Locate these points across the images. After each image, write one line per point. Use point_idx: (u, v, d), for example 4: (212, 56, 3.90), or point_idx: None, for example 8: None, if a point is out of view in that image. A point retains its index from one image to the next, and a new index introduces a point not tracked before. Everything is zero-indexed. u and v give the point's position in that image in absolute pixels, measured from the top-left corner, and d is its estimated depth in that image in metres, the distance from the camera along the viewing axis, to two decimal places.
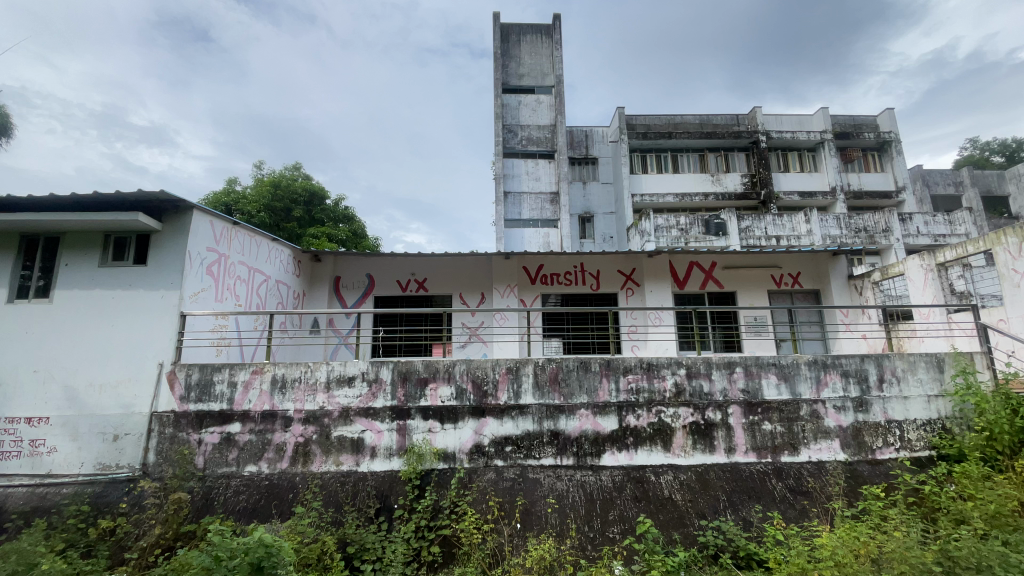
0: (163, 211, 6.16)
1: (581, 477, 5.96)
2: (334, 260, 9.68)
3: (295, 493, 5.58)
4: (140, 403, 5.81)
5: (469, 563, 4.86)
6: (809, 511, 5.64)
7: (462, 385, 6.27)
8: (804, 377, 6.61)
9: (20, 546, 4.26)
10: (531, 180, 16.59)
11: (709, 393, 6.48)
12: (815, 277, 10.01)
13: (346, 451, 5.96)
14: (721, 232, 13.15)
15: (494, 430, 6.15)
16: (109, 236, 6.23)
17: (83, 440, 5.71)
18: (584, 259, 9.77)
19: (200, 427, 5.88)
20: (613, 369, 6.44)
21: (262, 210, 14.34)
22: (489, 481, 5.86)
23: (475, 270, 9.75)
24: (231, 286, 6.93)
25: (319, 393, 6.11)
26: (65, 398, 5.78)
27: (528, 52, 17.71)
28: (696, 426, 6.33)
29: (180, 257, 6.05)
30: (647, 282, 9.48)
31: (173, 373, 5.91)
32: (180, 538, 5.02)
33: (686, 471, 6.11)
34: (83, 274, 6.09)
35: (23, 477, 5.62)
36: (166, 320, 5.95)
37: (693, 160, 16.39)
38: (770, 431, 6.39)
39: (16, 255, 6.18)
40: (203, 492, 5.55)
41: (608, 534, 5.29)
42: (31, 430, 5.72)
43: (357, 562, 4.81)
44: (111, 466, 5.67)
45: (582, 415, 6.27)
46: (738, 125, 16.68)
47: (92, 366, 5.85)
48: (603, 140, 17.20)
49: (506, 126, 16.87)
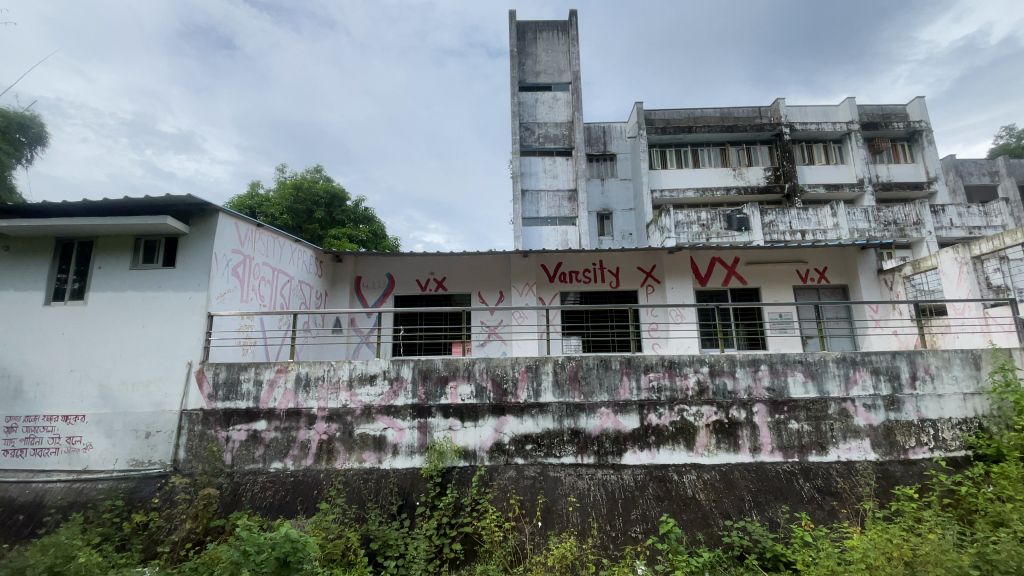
0: (190, 214, 6.32)
1: (603, 476, 5.91)
2: (355, 260, 9.81)
3: (319, 489, 5.67)
4: (170, 401, 5.98)
5: (491, 561, 4.89)
6: (838, 512, 5.50)
7: (482, 383, 6.27)
8: (832, 374, 6.43)
9: (58, 539, 4.43)
10: (549, 178, 16.53)
11: (733, 391, 6.36)
12: (842, 272, 9.76)
13: (369, 449, 6.03)
14: (744, 228, 12.87)
15: (514, 428, 6.15)
16: (140, 239, 6.42)
17: (117, 437, 5.90)
18: (603, 256, 9.68)
19: (228, 424, 6.02)
20: (634, 367, 6.36)
21: (285, 213, 14.66)
22: (510, 479, 5.85)
23: (494, 269, 9.78)
24: (256, 287, 7.08)
25: (342, 391, 6.19)
26: (100, 397, 5.99)
27: (544, 49, 17.60)
28: (720, 425, 6.22)
29: (207, 258, 6.21)
30: (668, 278, 9.35)
31: (201, 371, 6.06)
32: (209, 532, 5.15)
33: (709, 471, 6.01)
34: (115, 277, 6.30)
35: (61, 472, 5.84)
36: (194, 320, 6.11)
37: (714, 154, 16.11)
38: (797, 430, 6.24)
39: (52, 259, 6.42)
40: (231, 488, 5.70)
41: (630, 533, 5.25)
42: (67, 427, 5.94)
43: (381, 558, 4.88)
44: (144, 462, 5.85)
45: (603, 414, 6.22)
46: (760, 117, 16.34)
47: (125, 365, 6.05)
48: (621, 137, 17.04)
49: (523, 124, 16.86)
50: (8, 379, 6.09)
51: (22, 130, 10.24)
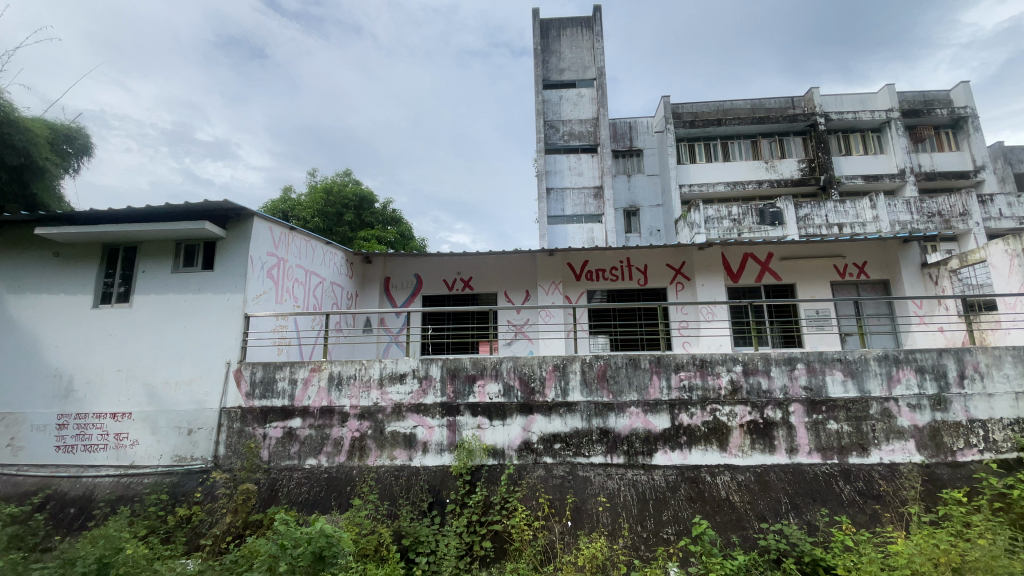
0: (227, 219, 6.54)
1: (633, 476, 5.84)
2: (384, 261, 9.97)
3: (352, 486, 5.79)
4: (210, 399, 6.20)
5: (521, 559, 4.89)
6: (881, 516, 5.28)
7: (510, 382, 6.28)
8: (873, 373, 6.18)
9: (108, 531, 4.68)
10: (574, 175, 16.41)
11: (768, 390, 6.18)
12: (883, 266, 9.37)
13: (400, 446, 6.13)
14: (778, 222, 12.49)
15: (542, 427, 6.13)
16: (180, 244, 6.67)
17: (161, 433, 6.16)
18: (630, 254, 9.55)
19: (265, 421, 6.20)
20: (664, 366, 6.26)
21: (316, 216, 15.01)
22: (539, 478, 5.84)
23: (520, 268, 9.78)
24: (290, 288, 7.28)
25: (373, 390, 6.30)
26: (145, 395, 6.27)
27: (568, 45, 17.48)
28: (754, 425, 6.06)
29: (243, 261, 6.41)
30: (698, 275, 9.14)
31: (239, 370, 6.26)
32: (248, 526, 5.33)
33: (744, 472, 5.86)
34: (158, 280, 6.58)
35: (110, 467, 6.14)
36: (232, 321, 6.32)
37: (745, 147, 15.68)
38: (836, 430, 6.02)
39: (100, 264, 6.74)
40: (269, 484, 5.87)
41: (662, 534, 5.18)
42: (115, 424, 6.23)
43: (412, 554, 4.95)
44: (186, 458, 6.09)
45: (632, 413, 6.14)
46: (793, 108, 15.87)
47: (169, 365, 6.32)
48: (647, 132, 16.77)
49: (547, 122, 16.81)
50: (60, 378, 6.43)
51: (69, 141, 10.80)
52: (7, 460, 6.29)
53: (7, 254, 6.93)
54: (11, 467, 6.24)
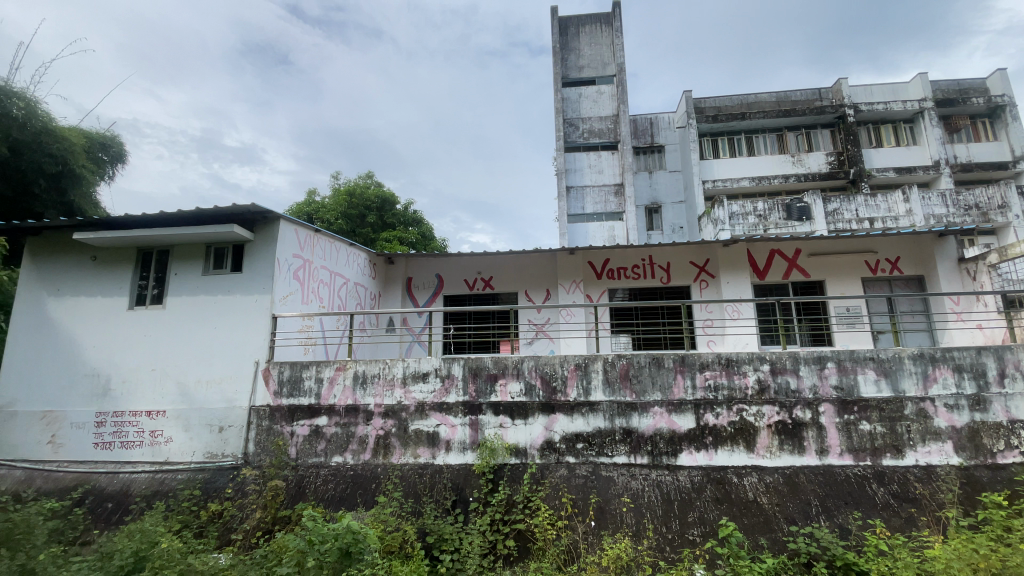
0: (255, 222, 6.71)
1: (657, 476, 5.77)
2: (406, 262, 10.08)
3: (377, 483, 5.87)
4: (240, 398, 6.36)
5: (544, 558, 4.89)
6: (917, 520, 5.10)
7: (532, 381, 6.27)
8: (908, 372, 5.97)
9: (144, 526, 4.87)
10: (595, 173, 16.29)
11: (797, 390, 6.03)
12: (917, 261, 9.06)
13: (423, 445, 6.19)
14: (806, 217, 12.20)
15: (564, 427, 6.11)
16: (210, 247, 6.87)
17: (193, 431, 6.34)
18: (653, 251, 9.44)
19: (293, 419, 6.33)
20: (689, 366, 6.16)
21: (339, 218, 15.28)
22: (561, 477, 5.83)
23: (541, 267, 9.76)
24: (315, 289, 7.42)
25: (396, 388, 6.37)
26: (178, 394, 6.47)
27: (587, 42, 17.37)
28: (783, 425, 5.92)
29: (271, 263, 6.57)
30: (723, 273, 8.98)
31: (268, 370, 6.41)
32: (277, 522, 5.45)
33: (772, 474, 5.73)
34: (189, 283, 6.79)
35: (145, 463, 6.35)
36: (261, 321, 6.47)
37: (770, 141, 15.33)
38: (869, 431, 5.84)
39: (134, 267, 6.99)
40: (296, 480, 5.99)
41: (687, 536, 5.10)
42: (150, 422, 6.44)
43: (437, 552, 4.99)
44: (217, 455, 6.26)
45: (656, 413, 6.07)
46: (820, 100, 15.46)
47: (201, 364, 6.51)
48: (669, 128, 16.55)
49: (567, 120, 16.74)
50: (98, 378, 6.68)
51: (104, 149, 11.22)
52: (48, 456, 6.56)
53: (48, 258, 7.22)
54: (53, 463, 6.50)
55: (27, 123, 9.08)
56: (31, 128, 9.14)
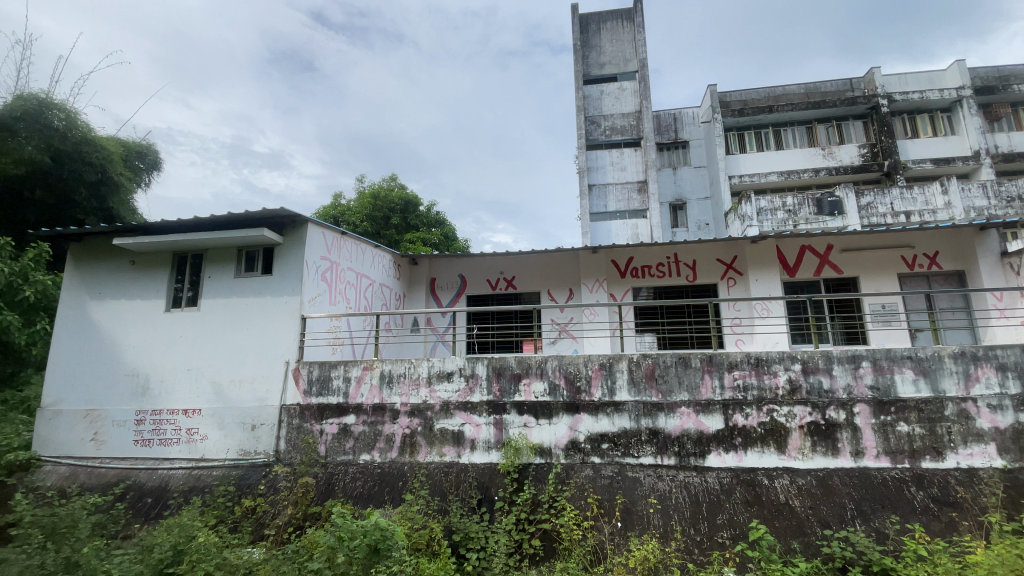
0: (284, 226, 6.88)
1: (685, 478, 5.68)
2: (429, 263, 10.19)
3: (404, 481, 5.95)
4: (271, 396, 6.52)
5: (571, 559, 4.88)
6: (958, 524, 4.90)
7: (556, 381, 6.25)
8: (948, 372, 5.74)
9: (182, 520, 5.06)
10: (617, 170, 16.14)
11: (831, 390, 5.85)
12: (957, 256, 8.66)
13: (449, 443, 6.24)
14: (837, 211, 11.78)
15: (589, 427, 6.07)
16: (241, 250, 7.07)
17: (227, 429, 6.53)
18: (678, 249, 9.30)
19: (322, 418, 6.46)
20: (716, 365, 6.05)
21: (364, 220, 15.54)
22: (587, 477, 5.79)
23: (564, 266, 9.73)
24: (342, 290, 7.56)
25: (422, 387, 6.44)
26: (213, 393, 6.68)
27: (608, 39, 17.23)
28: (815, 426, 5.76)
29: (299, 265, 6.72)
30: (751, 270, 8.79)
31: (298, 369, 6.55)
32: (308, 518, 5.58)
33: (805, 476, 5.58)
34: (222, 285, 7.00)
35: (183, 460, 6.58)
36: (290, 322, 6.63)
37: (799, 134, 14.91)
38: (907, 433, 5.63)
39: (170, 271, 7.24)
40: (326, 477, 6.10)
41: (717, 538, 5.01)
42: (186, 420, 6.67)
43: (463, 550, 5.02)
44: (250, 452, 6.42)
45: (683, 413, 5.98)
46: (851, 91, 14.99)
47: (234, 364, 6.70)
48: (693, 123, 16.27)
49: (588, 118, 16.65)
50: (138, 378, 6.95)
51: (140, 157, 11.67)
52: (92, 453, 6.85)
53: (90, 263, 7.55)
54: (96, 459, 6.79)
55: (68, 133, 9.55)
56: (72, 139, 9.57)
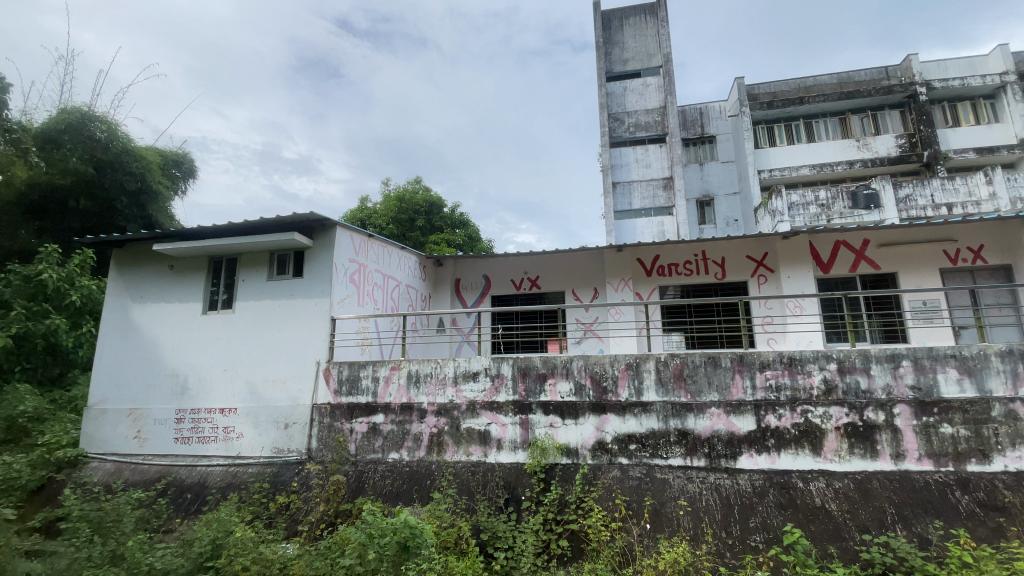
0: (313, 229, 7.04)
1: (716, 480, 5.57)
2: (454, 264, 10.28)
3: (432, 479, 6.01)
4: (303, 396, 6.69)
5: (599, 560, 4.86)
6: (1007, 531, 4.69)
7: (581, 381, 6.22)
8: (995, 371, 5.48)
9: (220, 515, 5.23)
10: (642, 167, 15.95)
11: (868, 390, 5.65)
12: (1004, 249, 8.26)
13: (475, 443, 6.27)
14: (874, 206, 11.42)
15: (616, 427, 6.01)
16: (273, 254, 7.26)
17: (262, 427, 6.73)
18: (705, 246, 9.14)
19: (352, 417, 6.59)
20: (748, 365, 5.91)
21: (390, 223, 15.77)
22: (615, 478, 5.74)
23: (589, 265, 9.66)
24: (370, 291, 7.69)
25: (448, 387, 6.50)
26: (248, 392, 6.89)
27: (631, 34, 17.04)
28: (853, 428, 5.57)
29: (328, 268, 6.87)
30: (783, 266, 8.56)
31: (328, 369, 6.70)
32: (339, 514, 5.71)
33: (842, 479, 5.40)
34: (256, 288, 7.21)
35: (220, 457, 6.80)
36: (321, 323, 6.79)
37: (832, 125, 14.45)
38: (951, 435, 5.39)
39: (206, 275, 7.50)
40: (356, 475, 6.22)
41: (749, 542, 4.91)
42: (223, 418, 6.90)
43: (491, 549, 5.05)
44: (283, 450, 6.59)
45: (713, 414, 5.86)
46: (887, 79, 14.44)
47: (267, 365, 6.90)
48: (719, 117, 15.94)
49: (612, 115, 16.51)
50: (177, 378, 7.22)
51: (177, 166, 12.13)
52: (135, 450, 7.16)
53: (132, 268, 7.89)
54: (139, 456, 7.09)
55: (110, 144, 10.00)
56: (113, 149, 10.02)
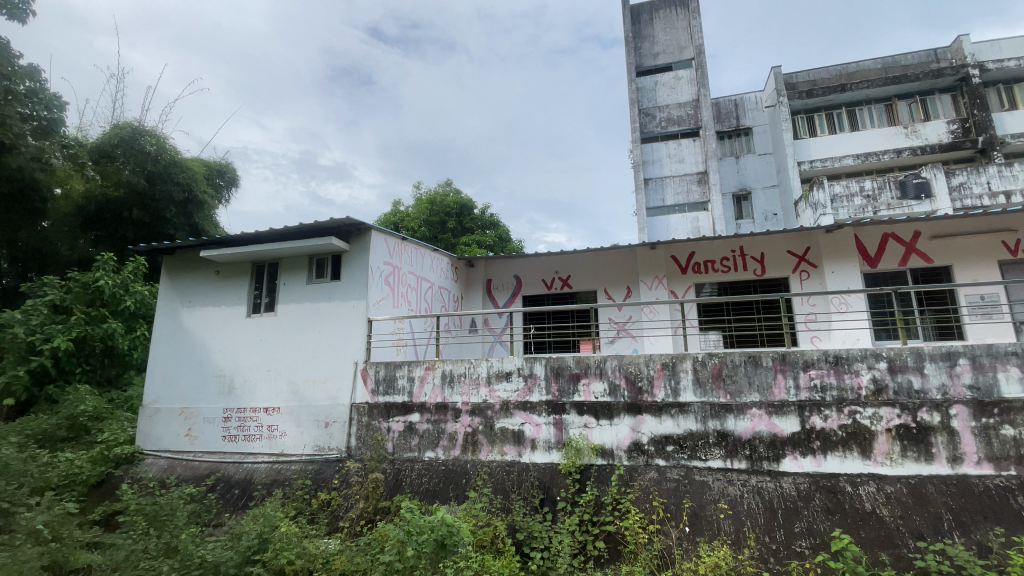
0: (350, 233, 7.23)
1: (758, 483, 5.40)
2: (485, 264, 10.37)
3: (467, 479, 6.07)
4: (342, 395, 6.88)
5: (637, 563, 4.80)
6: None
7: (616, 381, 6.15)
8: None
9: (266, 510, 5.44)
10: (674, 163, 15.64)
11: (922, 390, 5.37)
12: None
13: (510, 443, 6.29)
14: (924, 194, 10.82)
15: (652, 428, 5.92)
16: (312, 258, 7.50)
17: (304, 426, 6.95)
18: (743, 242, 8.89)
19: (388, 416, 6.72)
20: (791, 364, 5.71)
21: (422, 225, 16.03)
22: (652, 480, 5.65)
23: (622, 263, 9.55)
24: (404, 293, 7.84)
25: (482, 387, 6.55)
26: (290, 392, 7.13)
27: (661, 27, 16.74)
28: (905, 430, 5.30)
29: (364, 271, 7.04)
30: (827, 261, 8.22)
31: (365, 369, 6.87)
32: (378, 512, 5.84)
33: (893, 483, 5.14)
34: (296, 291, 7.46)
35: (265, 455, 7.06)
36: (358, 325, 6.96)
37: (877, 112, 13.79)
38: (1014, 437, 5.06)
39: (250, 279, 7.80)
40: (394, 473, 6.34)
41: (794, 548, 4.75)
42: (268, 417, 7.16)
43: (527, 549, 5.06)
44: (324, 448, 6.79)
45: (754, 415, 5.69)
46: (936, 62, 13.69)
47: (308, 365, 7.13)
48: (755, 109, 15.47)
49: (643, 111, 16.28)
50: (225, 378, 7.54)
51: (221, 175, 12.69)
52: (186, 447, 7.51)
53: (181, 274, 8.29)
54: (191, 453, 7.43)
55: (159, 156, 10.56)
56: (162, 161, 10.57)
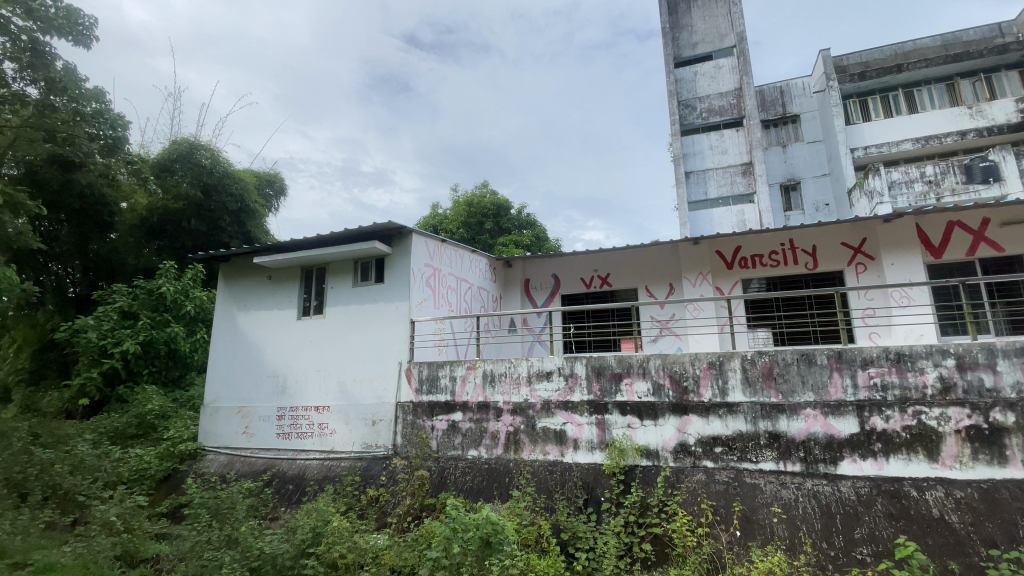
0: (392, 237, 7.43)
1: (814, 487, 5.16)
2: (523, 264, 10.40)
3: (510, 478, 6.12)
4: (388, 394, 7.07)
5: (686, 566, 4.71)
6: None
7: (659, 381, 6.03)
8: None
9: (318, 506, 5.67)
10: (716, 155, 15.16)
11: (995, 388, 4.99)
12: None
13: (552, 442, 6.29)
14: (993, 178, 9.98)
15: (699, 429, 5.77)
16: (356, 262, 7.74)
17: (352, 424, 7.19)
18: (792, 235, 8.52)
19: (432, 415, 6.85)
20: (847, 362, 5.44)
21: (460, 227, 16.25)
22: (699, 482, 5.51)
23: (663, 260, 9.35)
24: (445, 294, 7.97)
25: (523, 386, 6.57)
26: (339, 392, 7.39)
27: (700, 16, 16.28)
28: (976, 431, 4.95)
29: (407, 273, 7.22)
30: (885, 253, 7.76)
31: (409, 369, 7.03)
32: (425, 508, 5.98)
33: (964, 488, 4.81)
34: (342, 294, 7.72)
35: (316, 451, 7.35)
36: (401, 326, 7.14)
37: (937, 93, 12.90)
38: None
39: (300, 283, 8.14)
40: (438, 471, 6.46)
41: (855, 555, 4.52)
42: (318, 415, 7.45)
43: (572, 549, 5.06)
44: (372, 446, 7.00)
45: (808, 415, 5.45)
46: (1002, 36, 12.69)
47: (355, 364, 7.37)
48: (802, 95, 14.80)
49: (682, 103, 15.87)
50: (278, 378, 7.91)
51: (270, 185, 13.31)
52: (244, 443, 7.91)
53: (236, 279, 8.74)
54: (248, 449, 7.83)
55: (214, 169, 11.21)
56: (217, 173, 11.20)
